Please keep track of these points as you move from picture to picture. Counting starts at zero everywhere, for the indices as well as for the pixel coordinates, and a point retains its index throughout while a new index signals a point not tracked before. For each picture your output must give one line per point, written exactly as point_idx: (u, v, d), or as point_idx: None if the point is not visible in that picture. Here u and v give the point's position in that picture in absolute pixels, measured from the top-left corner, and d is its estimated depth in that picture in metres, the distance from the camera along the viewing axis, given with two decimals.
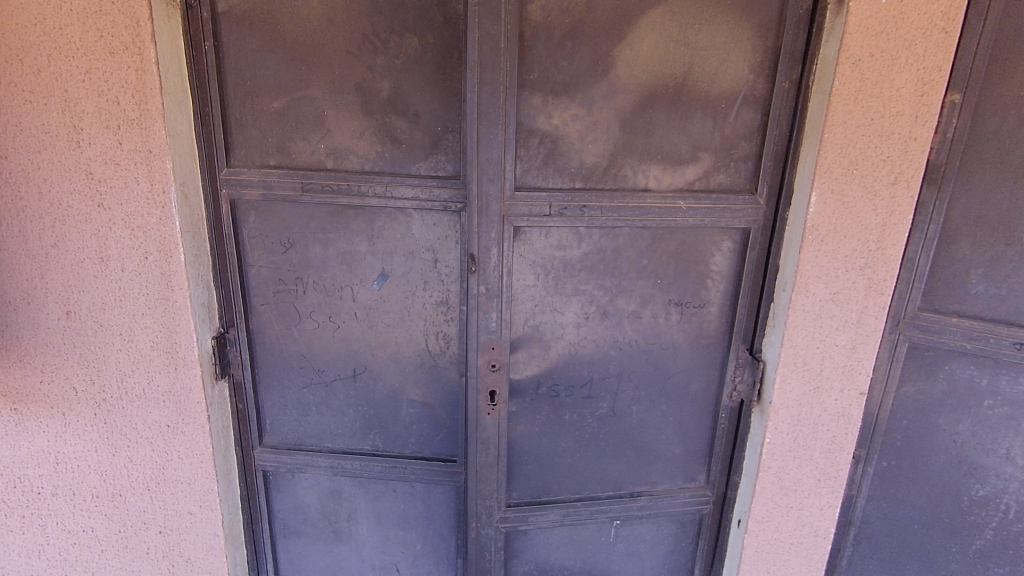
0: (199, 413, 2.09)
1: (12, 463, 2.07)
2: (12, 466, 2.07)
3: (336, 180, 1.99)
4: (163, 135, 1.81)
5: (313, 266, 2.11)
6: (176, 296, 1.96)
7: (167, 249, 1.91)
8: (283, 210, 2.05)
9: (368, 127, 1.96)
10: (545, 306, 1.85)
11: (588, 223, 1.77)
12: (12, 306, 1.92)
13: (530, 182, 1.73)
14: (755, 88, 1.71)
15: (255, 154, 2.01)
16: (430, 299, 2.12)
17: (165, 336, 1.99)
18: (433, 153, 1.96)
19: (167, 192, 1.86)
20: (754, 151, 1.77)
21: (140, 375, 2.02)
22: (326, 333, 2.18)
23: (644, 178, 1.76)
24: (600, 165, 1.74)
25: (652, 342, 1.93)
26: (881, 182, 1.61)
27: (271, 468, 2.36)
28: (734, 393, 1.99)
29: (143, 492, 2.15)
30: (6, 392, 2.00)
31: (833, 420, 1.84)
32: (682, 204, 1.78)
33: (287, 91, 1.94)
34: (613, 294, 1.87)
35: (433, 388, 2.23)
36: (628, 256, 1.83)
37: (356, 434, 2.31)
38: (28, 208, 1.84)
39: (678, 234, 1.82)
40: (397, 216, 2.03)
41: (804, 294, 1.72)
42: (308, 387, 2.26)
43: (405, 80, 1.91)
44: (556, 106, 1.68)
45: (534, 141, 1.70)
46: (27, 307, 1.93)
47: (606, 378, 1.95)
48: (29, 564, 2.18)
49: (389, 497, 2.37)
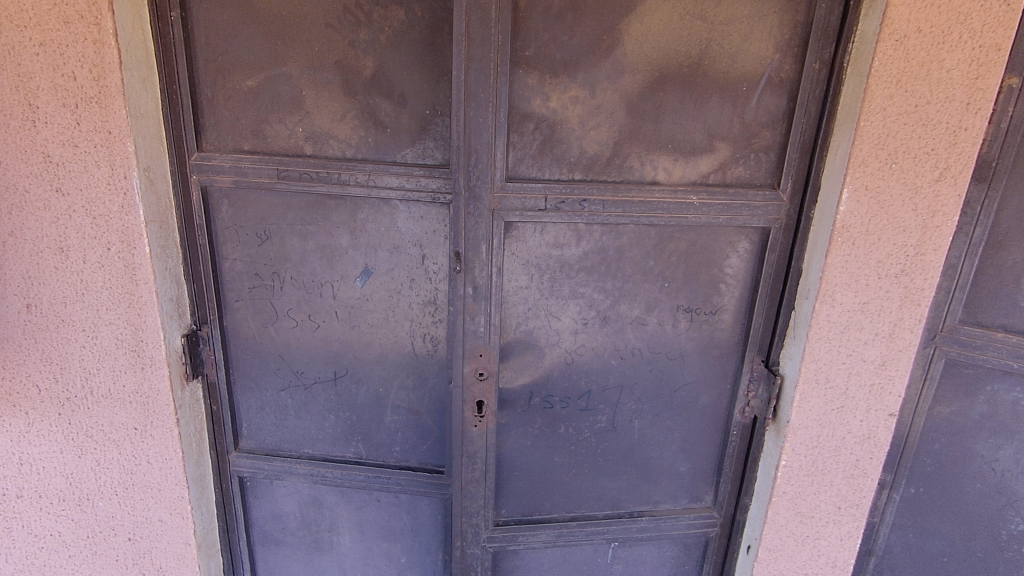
0: (168, 416, 1.95)
1: None
2: None
3: (314, 167, 1.82)
4: (124, 115, 1.65)
5: (291, 260, 1.95)
6: (141, 291, 1.81)
7: (130, 240, 1.75)
8: (258, 199, 1.89)
9: (349, 109, 1.78)
10: (539, 310, 1.68)
11: (588, 218, 1.58)
12: None
13: (523, 172, 1.54)
14: (781, 69, 1.52)
15: (229, 137, 1.84)
16: (416, 299, 1.94)
17: (131, 333, 1.85)
18: (420, 139, 1.78)
19: (129, 178, 1.70)
20: (778, 141, 1.58)
21: (105, 375, 1.88)
22: (305, 334, 2.02)
23: (653, 170, 1.57)
24: (603, 154, 1.55)
25: (657, 352, 1.75)
26: (923, 178, 1.42)
27: (247, 474, 2.22)
28: (747, 409, 1.81)
29: (111, 497, 2.01)
30: None
31: (858, 442, 1.65)
32: (694, 199, 1.59)
33: (262, 67, 1.77)
34: (615, 298, 1.68)
35: (419, 394, 2.06)
36: (633, 257, 1.64)
37: (337, 441, 2.15)
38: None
39: (689, 233, 1.64)
40: (381, 206, 1.86)
41: (829, 303, 1.54)
42: (286, 389, 2.11)
43: (390, 56, 1.73)
44: (555, 85, 1.49)
45: (529, 125, 1.51)
46: None
47: (606, 390, 1.78)
48: None
49: (372, 507, 2.21)
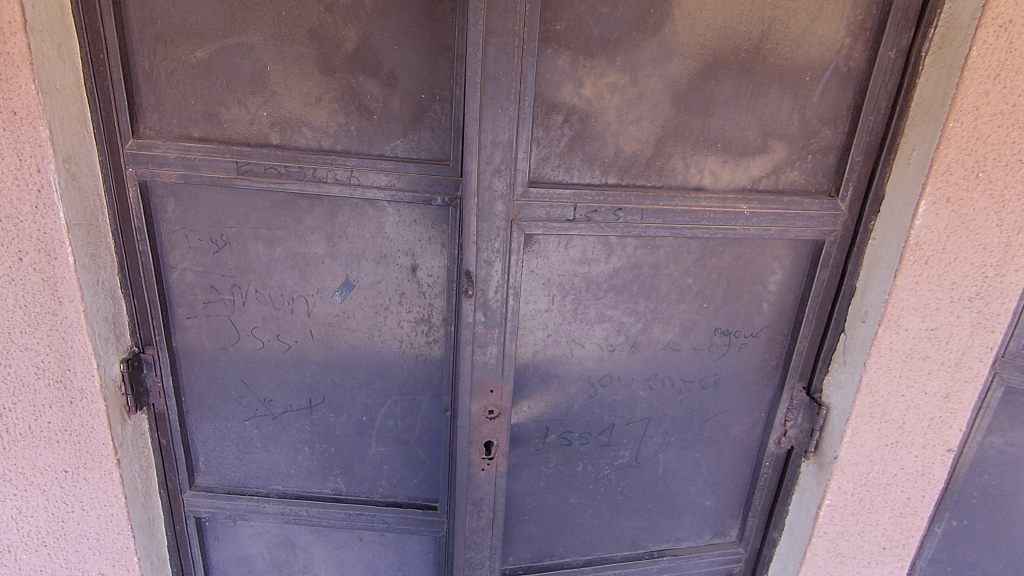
0: (106, 456, 1.62)
1: None
2: None
3: (283, 161, 1.49)
4: (33, 91, 1.28)
5: (255, 271, 1.62)
6: (66, 310, 1.46)
7: (48, 248, 1.40)
8: (213, 198, 1.55)
9: (326, 89, 1.46)
10: (559, 336, 1.45)
11: (623, 230, 1.37)
12: None
13: (548, 175, 1.31)
14: (850, 57, 1.31)
15: (173, 121, 1.49)
16: (407, 316, 1.66)
17: (55, 360, 1.50)
18: (414, 129, 1.48)
19: (43, 170, 1.34)
20: (838, 142, 1.37)
21: (23, 410, 1.53)
22: (273, 357, 1.71)
23: (698, 174, 1.37)
24: (642, 154, 1.34)
25: (689, 380, 1.54)
26: (1013, 190, 1.22)
27: (205, 514, 1.91)
28: (783, 440, 1.62)
29: (38, 550, 1.67)
30: None
31: (910, 479, 1.48)
32: (744, 208, 1.38)
33: (214, 35, 1.42)
34: (647, 321, 1.48)
35: (409, 424, 1.79)
36: (669, 274, 1.44)
37: (313, 475, 1.87)
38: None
39: (732, 247, 1.43)
40: (365, 208, 1.55)
41: (893, 329, 1.35)
42: (251, 420, 1.80)
43: (377, 26, 1.41)
44: (589, 69, 1.26)
45: (557, 118, 1.28)
46: None
47: (631, 423, 1.57)
48: None
49: (353, 546, 1.95)
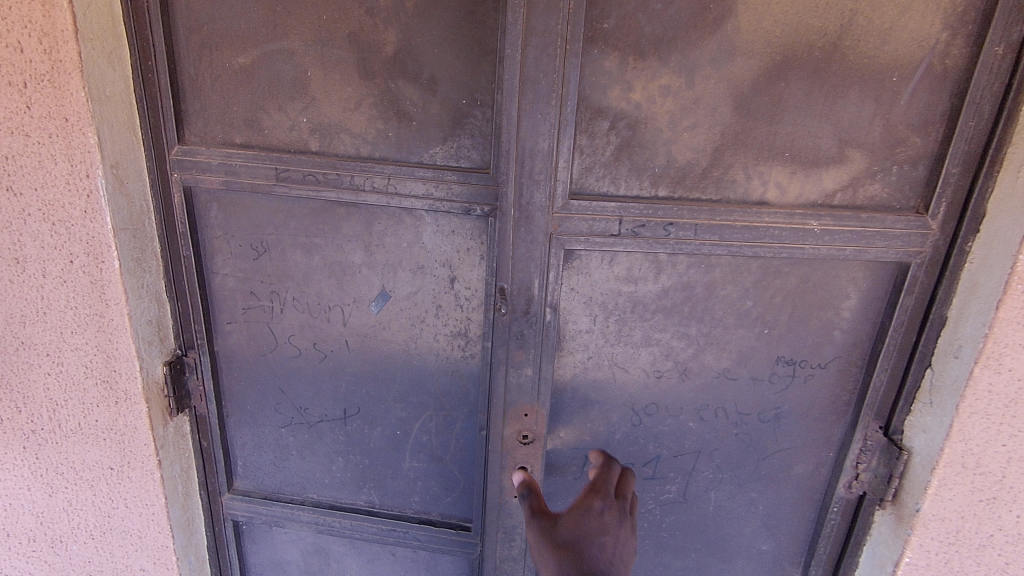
0: (148, 457, 1.64)
1: None
2: None
3: (321, 168, 1.46)
4: (83, 98, 1.31)
5: (294, 278, 1.61)
6: (112, 313, 1.48)
7: (97, 252, 1.42)
8: (254, 204, 1.55)
9: (366, 95, 1.41)
10: (601, 359, 1.38)
11: (674, 247, 1.26)
12: None
13: (590, 186, 1.24)
14: (947, 54, 1.14)
15: (217, 128, 1.49)
16: (443, 329, 1.59)
17: (102, 361, 1.53)
18: (453, 135, 1.41)
19: (92, 176, 1.36)
20: (930, 151, 1.20)
21: (74, 407, 1.57)
22: (310, 365, 1.69)
23: (761, 186, 1.24)
24: (697, 164, 1.23)
25: (746, 413, 1.41)
26: None
27: (242, 518, 1.91)
28: (854, 485, 1.44)
29: (87, 541, 1.72)
30: None
31: (1011, 542, 1.25)
32: (816, 225, 1.24)
33: (257, 41, 1.41)
34: (699, 346, 1.37)
35: (444, 440, 1.72)
36: (725, 296, 1.32)
37: (347, 487, 1.84)
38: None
39: (800, 268, 1.29)
40: (403, 217, 1.50)
41: (993, 368, 1.15)
42: (287, 427, 1.79)
43: (418, 29, 1.35)
44: (639, 70, 1.18)
45: (603, 124, 1.21)
46: None
47: (679, 456, 1.46)
48: None
49: (386, 560, 1.91)
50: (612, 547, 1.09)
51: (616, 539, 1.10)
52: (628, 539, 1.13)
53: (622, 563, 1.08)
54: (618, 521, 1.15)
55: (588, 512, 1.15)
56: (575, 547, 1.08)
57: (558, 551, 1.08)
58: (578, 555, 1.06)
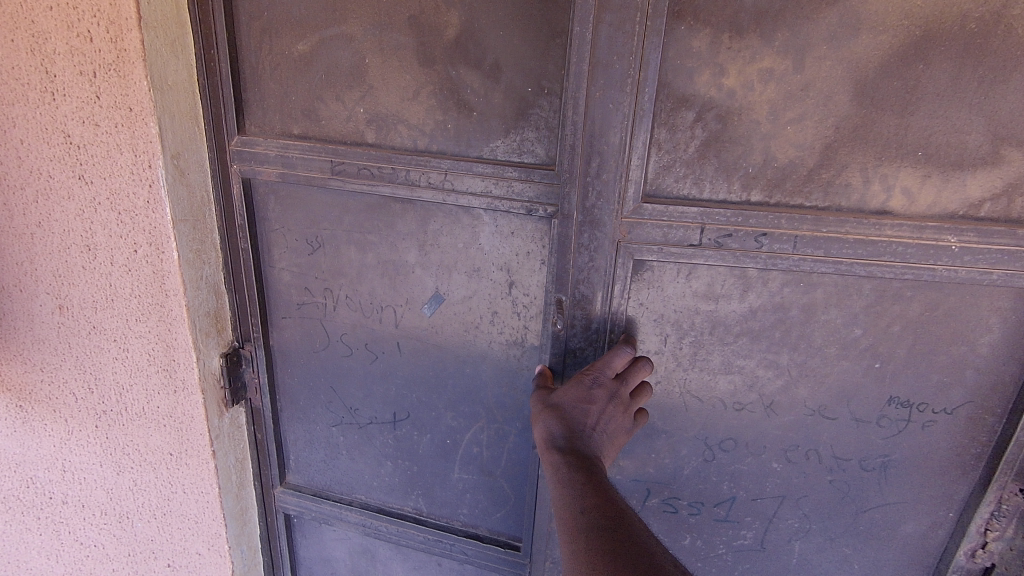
0: (203, 447, 1.64)
1: (21, 462, 1.74)
2: (22, 465, 1.75)
3: (376, 161, 1.38)
4: (145, 87, 1.28)
5: (347, 276, 1.55)
6: (172, 303, 1.48)
7: (158, 242, 1.42)
8: (309, 198, 1.49)
9: (425, 84, 1.31)
10: (671, 384, 1.28)
11: (765, 262, 1.12)
12: (6, 292, 1.55)
13: (669, 187, 1.14)
14: None
15: (276, 118, 1.45)
16: (498, 338, 1.47)
17: (162, 351, 1.53)
18: (516, 127, 1.28)
19: (153, 166, 1.35)
20: None
21: (138, 392, 1.59)
22: (361, 365, 1.63)
23: (884, 193, 1.06)
24: (802, 164, 1.08)
25: (844, 458, 1.25)
26: None
27: (293, 512, 1.90)
28: (980, 554, 1.24)
29: (150, 521, 1.76)
30: (10, 385, 1.66)
31: None
32: (953, 241, 1.04)
33: (316, 26, 1.34)
34: (790, 379, 1.22)
35: (495, 454, 1.61)
36: (827, 320, 1.17)
37: (394, 491, 1.78)
38: (8, 174, 1.42)
39: (927, 291, 1.10)
40: (460, 216, 1.39)
41: None
42: (337, 426, 1.75)
43: (482, 10, 1.23)
44: (734, 51, 1.04)
45: (688, 114, 1.09)
46: (20, 293, 1.54)
47: (759, 499, 1.34)
48: (48, 568, 1.87)
49: (432, 569, 1.83)
50: (598, 414, 1.09)
51: (604, 409, 1.10)
52: (618, 411, 1.13)
53: (607, 431, 1.09)
54: (608, 395, 1.13)
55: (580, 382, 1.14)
56: (560, 411, 1.08)
57: (543, 416, 1.09)
58: (561, 417, 1.07)
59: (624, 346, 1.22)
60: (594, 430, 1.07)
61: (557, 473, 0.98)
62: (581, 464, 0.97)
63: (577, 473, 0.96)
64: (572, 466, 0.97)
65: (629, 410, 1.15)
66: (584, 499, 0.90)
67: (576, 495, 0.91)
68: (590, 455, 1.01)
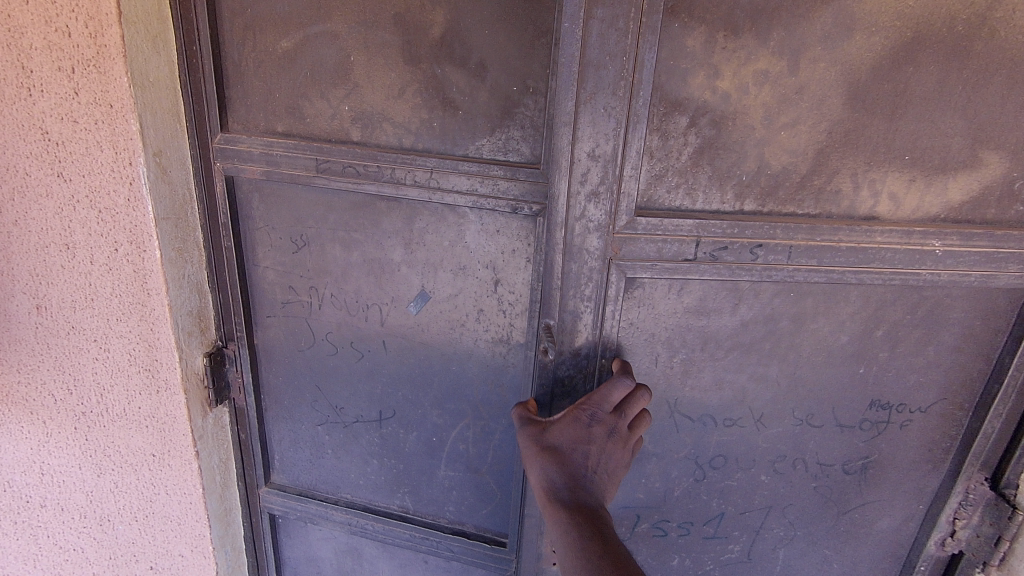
0: (186, 447, 1.62)
1: None
2: None
3: (361, 160, 1.38)
4: (126, 84, 1.27)
5: (332, 274, 1.54)
6: (154, 302, 1.47)
7: (139, 240, 1.40)
8: (293, 196, 1.49)
9: (410, 82, 1.32)
10: (662, 402, 1.30)
11: (761, 274, 1.15)
12: None
13: (661, 199, 1.14)
14: None
15: (260, 115, 1.44)
16: (484, 335, 1.48)
17: (144, 350, 1.52)
18: (502, 126, 1.29)
19: (135, 163, 1.33)
20: None
21: (119, 393, 1.58)
22: (347, 364, 1.63)
23: (871, 200, 1.12)
24: (795, 170, 1.11)
25: (827, 465, 1.32)
26: None
27: (278, 512, 1.89)
28: (949, 542, 1.34)
29: (132, 523, 1.74)
30: None
31: None
32: (937, 245, 1.11)
33: (300, 23, 1.34)
34: (778, 393, 1.27)
35: (481, 451, 1.62)
36: (816, 329, 1.22)
37: (380, 489, 1.78)
38: None
39: (908, 295, 1.17)
40: (446, 214, 1.40)
41: None
42: (323, 425, 1.74)
43: (467, 9, 1.24)
44: (729, 52, 1.05)
45: (682, 119, 1.09)
46: None
47: (747, 513, 1.39)
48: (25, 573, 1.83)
49: (419, 567, 1.84)
50: (597, 457, 1.07)
51: (604, 450, 1.07)
52: (618, 448, 1.10)
53: (607, 473, 1.07)
54: (607, 433, 1.10)
55: (577, 420, 1.10)
56: (558, 459, 1.06)
57: (541, 462, 1.07)
58: (560, 465, 1.05)
59: (622, 376, 1.17)
60: (595, 476, 1.05)
61: (560, 531, 0.97)
62: (585, 523, 0.96)
63: (581, 533, 0.95)
64: (576, 525, 0.96)
65: (628, 444, 1.12)
66: (588, 563, 0.90)
67: (581, 559, 0.91)
68: (592, 509, 0.99)
